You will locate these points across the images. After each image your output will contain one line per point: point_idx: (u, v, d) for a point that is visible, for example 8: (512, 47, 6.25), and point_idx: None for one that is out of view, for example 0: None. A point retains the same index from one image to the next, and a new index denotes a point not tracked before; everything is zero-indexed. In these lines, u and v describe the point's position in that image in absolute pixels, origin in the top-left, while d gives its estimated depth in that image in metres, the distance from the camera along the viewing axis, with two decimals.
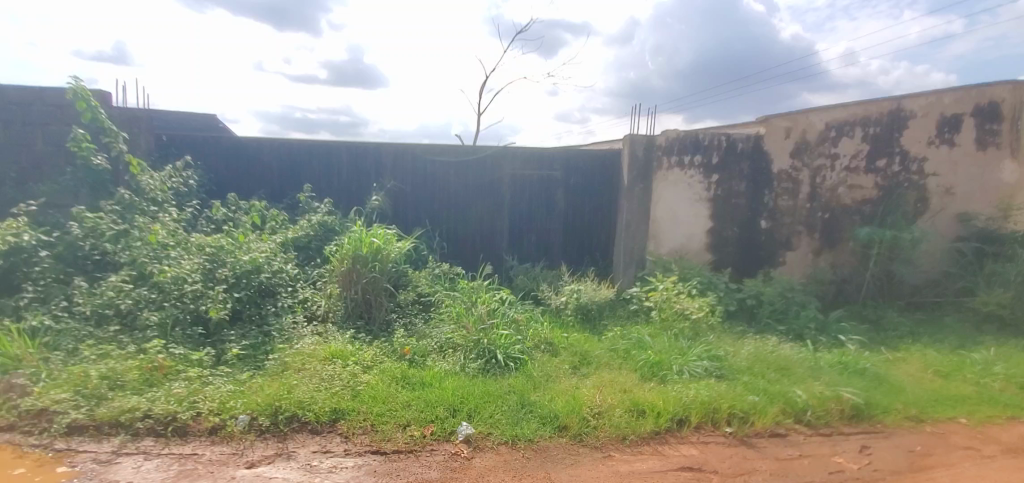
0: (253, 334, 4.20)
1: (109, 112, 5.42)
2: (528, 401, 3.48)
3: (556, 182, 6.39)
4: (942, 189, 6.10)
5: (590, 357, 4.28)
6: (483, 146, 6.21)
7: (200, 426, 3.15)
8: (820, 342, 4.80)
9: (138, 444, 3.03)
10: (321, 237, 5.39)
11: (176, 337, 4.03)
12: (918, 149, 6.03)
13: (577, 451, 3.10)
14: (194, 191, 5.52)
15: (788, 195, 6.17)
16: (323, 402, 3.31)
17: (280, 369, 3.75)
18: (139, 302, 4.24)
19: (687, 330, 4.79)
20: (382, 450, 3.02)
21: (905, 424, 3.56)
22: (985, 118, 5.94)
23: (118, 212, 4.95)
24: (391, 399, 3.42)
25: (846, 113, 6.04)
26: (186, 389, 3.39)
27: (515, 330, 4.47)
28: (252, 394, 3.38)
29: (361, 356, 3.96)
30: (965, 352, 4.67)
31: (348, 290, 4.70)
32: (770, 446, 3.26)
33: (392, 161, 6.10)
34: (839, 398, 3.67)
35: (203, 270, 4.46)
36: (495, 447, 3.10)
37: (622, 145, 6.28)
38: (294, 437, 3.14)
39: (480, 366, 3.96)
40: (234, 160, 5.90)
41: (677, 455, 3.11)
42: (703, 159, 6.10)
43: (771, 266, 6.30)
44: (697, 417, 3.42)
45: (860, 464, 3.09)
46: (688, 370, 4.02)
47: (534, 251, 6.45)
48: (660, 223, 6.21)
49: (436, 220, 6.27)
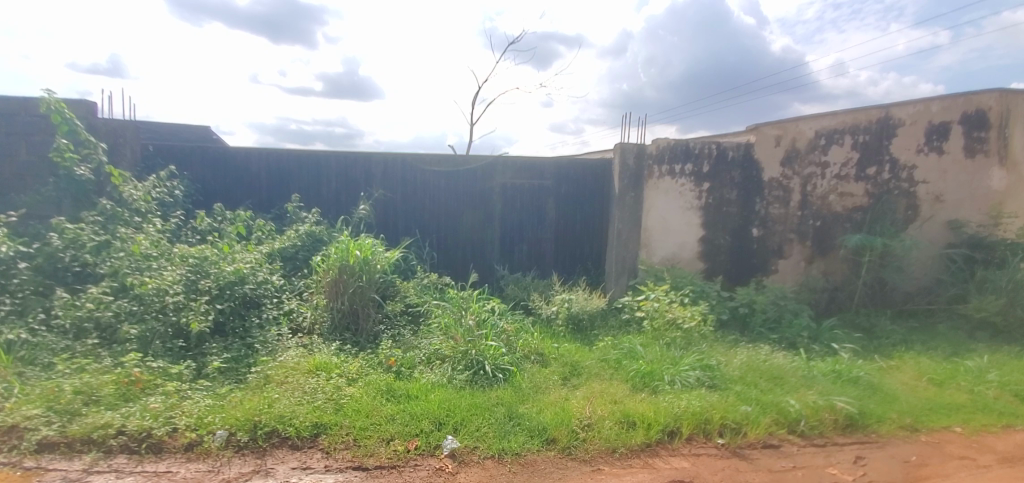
0: (236, 347, 4.10)
1: (93, 123, 5.36)
2: (516, 413, 3.40)
3: (547, 191, 6.34)
4: (931, 197, 6.12)
5: (580, 368, 4.21)
6: (474, 155, 6.18)
7: (177, 443, 3.05)
8: (814, 350, 4.75)
9: (111, 462, 2.92)
10: (308, 247, 5.30)
11: (155, 350, 3.94)
12: (907, 157, 6.05)
13: (566, 464, 3.01)
14: (179, 201, 5.44)
15: (779, 203, 6.15)
16: (304, 416, 3.22)
17: (262, 382, 3.65)
18: (119, 314, 4.15)
19: (679, 339, 4.74)
20: (364, 465, 2.93)
21: (899, 433, 3.50)
22: (972, 126, 5.99)
23: (100, 223, 4.87)
24: (376, 413, 3.33)
25: (836, 121, 6.04)
26: (164, 403, 3.29)
27: (505, 341, 4.38)
28: (231, 409, 3.29)
29: (345, 368, 3.88)
30: (959, 359, 4.63)
31: (334, 301, 4.63)
32: (763, 458, 3.18)
33: (381, 171, 6.04)
34: (833, 407, 3.61)
35: (185, 281, 4.36)
36: (481, 461, 3.01)
37: (613, 154, 6.20)
38: (274, 453, 3.03)
39: (468, 377, 3.88)
40: (222, 170, 5.82)
41: (669, 468, 3.03)
42: (694, 168, 6.07)
43: (763, 275, 6.26)
44: (688, 428, 3.36)
45: (855, 476, 3.03)
46: (679, 380, 3.96)
47: (525, 261, 6.38)
48: (652, 232, 6.14)
49: (425, 231, 6.19)
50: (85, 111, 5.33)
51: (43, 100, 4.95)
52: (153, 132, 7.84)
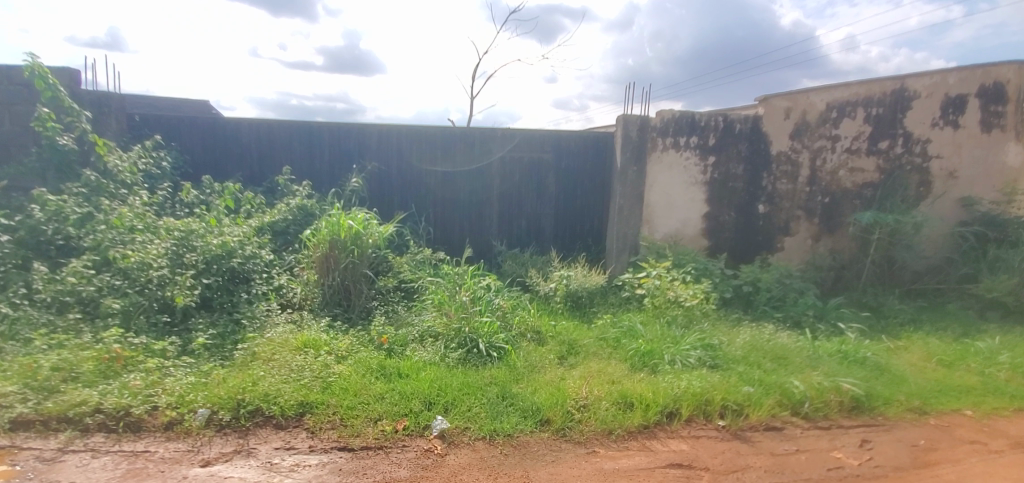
0: (223, 323, 3.99)
1: (77, 91, 5.20)
2: (510, 393, 3.28)
3: (547, 165, 6.15)
4: (945, 173, 5.92)
5: (577, 347, 4.08)
6: (470, 128, 5.97)
7: (157, 421, 2.95)
8: (819, 330, 4.62)
9: (87, 441, 2.84)
10: (299, 221, 5.15)
11: (139, 326, 3.83)
12: (921, 131, 5.84)
13: (560, 446, 2.90)
14: (167, 173, 5.30)
15: (786, 178, 5.96)
16: (289, 395, 3.11)
17: (248, 359, 3.54)
18: (102, 289, 4.04)
19: (680, 317, 4.61)
20: (350, 446, 2.81)
21: (907, 416, 3.38)
22: (989, 100, 5.77)
23: (84, 195, 4.72)
24: (364, 391, 3.21)
25: (849, 93, 5.81)
26: (144, 381, 3.18)
27: (500, 317, 4.25)
28: (214, 386, 3.17)
29: (335, 346, 3.76)
30: (969, 340, 4.48)
31: (326, 277, 4.50)
32: (766, 441, 3.06)
33: (375, 143, 5.85)
34: (839, 389, 3.47)
35: (170, 255, 4.22)
36: (472, 443, 2.89)
37: (615, 126, 5.96)
38: (258, 432, 2.93)
39: (460, 355, 3.76)
40: (211, 140, 5.64)
41: (666, 451, 2.91)
42: (700, 141, 5.86)
43: (768, 253, 6.10)
44: (687, 409, 3.23)
45: (860, 460, 2.90)
46: (680, 360, 3.83)
47: (524, 236, 6.22)
48: (654, 208, 5.96)
49: (422, 205, 6.02)
50: (68, 79, 5.17)
51: (25, 65, 4.78)
52: (146, 104, 7.65)
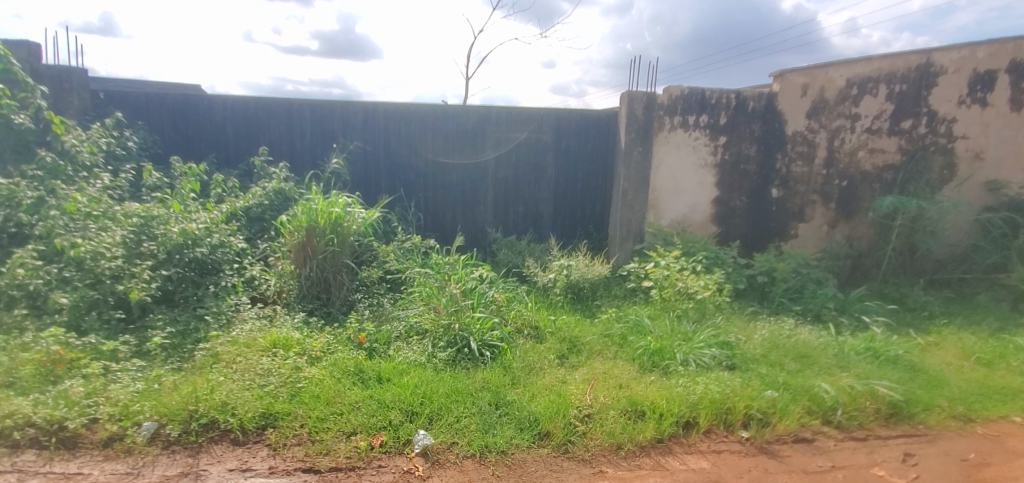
0: (185, 319, 3.58)
1: (36, 66, 4.77)
2: (504, 401, 2.89)
3: (545, 146, 5.71)
4: (971, 154, 5.51)
5: (580, 345, 3.70)
6: (463, 105, 5.52)
7: (95, 436, 2.55)
8: (842, 325, 4.23)
9: (15, 459, 2.44)
10: (276, 206, 4.72)
11: (91, 323, 3.42)
12: (947, 109, 5.42)
13: (561, 466, 2.51)
14: (133, 154, 4.85)
15: (802, 160, 5.54)
16: (249, 405, 2.71)
17: (209, 362, 3.14)
18: (51, 282, 3.61)
19: (691, 311, 4.21)
20: (317, 467, 2.42)
21: (951, 425, 3.01)
22: (1020, 76, 5.34)
23: (40, 178, 4.28)
24: (337, 400, 2.81)
25: (870, 68, 5.38)
26: (86, 388, 2.77)
27: (494, 312, 3.84)
28: (165, 395, 2.77)
29: (308, 345, 3.35)
30: (1007, 335, 4.10)
31: (303, 267, 4.09)
32: (796, 456, 2.68)
33: (360, 121, 5.40)
34: (874, 394, 3.09)
35: (126, 244, 3.80)
36: (460, 462, 2.51)
37: (619, 104, 5.50)
38: (211, 450, 2.53)
39: (449, 356, 3.37)
40: (183, 119, 5.18)
41: (683, 470, 2.53)
42: (709, 119, 5.43)
43: (781, 240, 5.70)
44: (706, 419, 2.84)
45: (907, 480, 2.52)
46: (694, 359, 3.44)
47: (520, 223, 5.81)
48: (661, 192, 5.53)
49: (410, 188, 5.59)
50: (27, 54, 4.78)
51: None
52: (116, 83, 7.15)
